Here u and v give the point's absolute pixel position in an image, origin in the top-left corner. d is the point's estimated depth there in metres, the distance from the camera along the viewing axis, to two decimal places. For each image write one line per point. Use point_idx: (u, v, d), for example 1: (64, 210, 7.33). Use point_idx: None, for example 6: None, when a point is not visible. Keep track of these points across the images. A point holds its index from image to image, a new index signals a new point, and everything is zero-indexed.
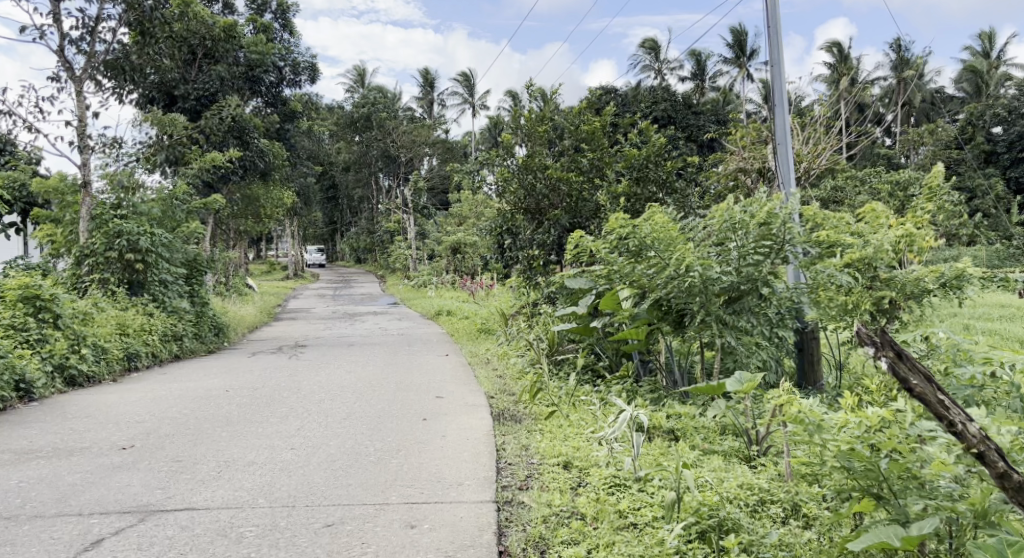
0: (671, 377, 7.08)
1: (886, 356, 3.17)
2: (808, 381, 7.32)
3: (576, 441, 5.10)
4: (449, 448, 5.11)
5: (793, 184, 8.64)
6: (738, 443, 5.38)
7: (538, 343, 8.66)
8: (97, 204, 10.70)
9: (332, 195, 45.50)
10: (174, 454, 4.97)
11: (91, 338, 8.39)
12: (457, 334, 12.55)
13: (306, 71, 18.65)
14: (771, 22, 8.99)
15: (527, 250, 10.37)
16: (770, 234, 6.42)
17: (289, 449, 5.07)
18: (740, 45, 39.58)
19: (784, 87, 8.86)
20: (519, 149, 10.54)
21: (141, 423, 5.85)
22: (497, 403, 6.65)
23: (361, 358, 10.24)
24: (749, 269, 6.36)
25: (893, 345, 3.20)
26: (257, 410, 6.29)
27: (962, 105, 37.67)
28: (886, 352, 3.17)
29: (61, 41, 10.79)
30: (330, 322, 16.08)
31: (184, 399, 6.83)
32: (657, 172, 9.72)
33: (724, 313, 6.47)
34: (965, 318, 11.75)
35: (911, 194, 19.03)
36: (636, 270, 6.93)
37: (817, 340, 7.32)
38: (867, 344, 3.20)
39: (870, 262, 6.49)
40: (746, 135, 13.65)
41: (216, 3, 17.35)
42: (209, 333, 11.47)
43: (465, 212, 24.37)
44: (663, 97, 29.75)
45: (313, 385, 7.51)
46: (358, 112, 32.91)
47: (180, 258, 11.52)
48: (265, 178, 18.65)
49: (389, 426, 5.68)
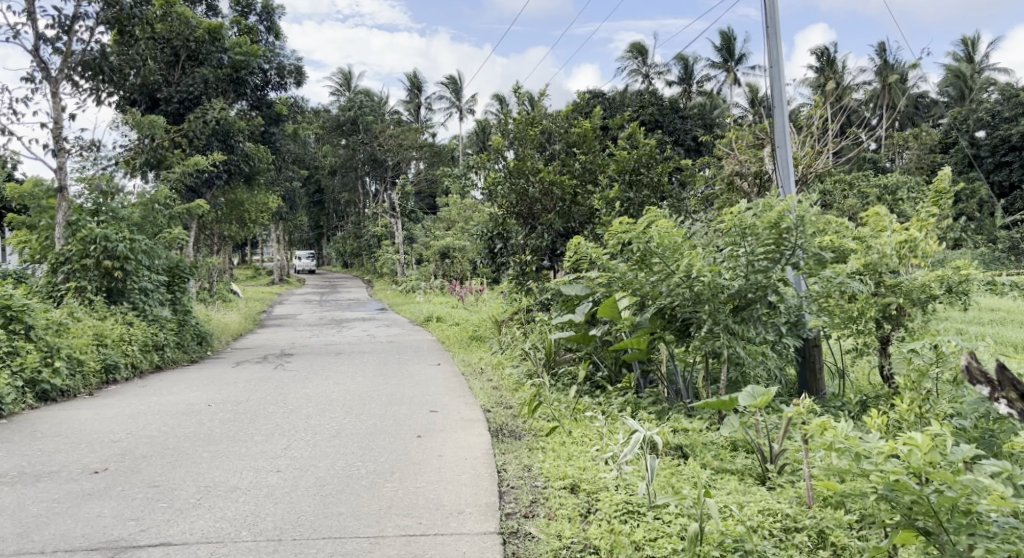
0: (675, 389, 6.76)
1: (1008, 398, 3.56)
2: (810, 391, 6.98)
3: (581, 461, 4.80)
4: (447, 470, 4.79)
5: (792, 187, 8.37)
6: (753, 461, 5.10)
7: (535, 353, 8.36)
8: (73, 209, 10.36)
9: (320, 200, 45.10)
10: (150, 478, 4.62)
11: (67, 350, 8.02)
12: (448, 341, 12.20)
13: (292, 74, 18.26)
14: (768, 21, 8.74)
15: (520, 256, 10.06)
16: (781, 240, 6.06)
17: (275, 472, 4.73)
18: (728, 49, 39.46)
19: (783, 89, 8.58)
20: (509, 152, 10.18)
21: (116, 442, 5.48)
22: (495, 418, 6.33)
23: (350, 368, 9.84)
24: (757, 277, 6.03)
25: (1013, 384, 3.57)
26: (241, 427, 5.94)
27: (947, 110, 37.62)
28: (1007, 394, 3.56)
29: (36, 41, 10.43)
30: (317, 328, 15.70)
31: (164, 415, 6.47)
32: (650, 175, 9.45)
33: (732, 321, 6.16)
34: (965, 323, 11.49)
35: (900, 198, 18.81)
36: (638, 278, 6.64)
37: (819, 349, 6.95)
38: (987, 389, 3.58)
39: (875, 267, 6.37)
40: (742, 138, 13.34)
41: (200, 4, 16.94)
42: (191, 342, 11.08)
43: (453, 216, 24.02)
44: (650, 101, 29.52)
45: (299, 399, 7.16)
46: (345, 116, 32.63)
47: (161, 265, 11.12)
48: (249, 183, 18.22)
49: (382, 445, 5.36)
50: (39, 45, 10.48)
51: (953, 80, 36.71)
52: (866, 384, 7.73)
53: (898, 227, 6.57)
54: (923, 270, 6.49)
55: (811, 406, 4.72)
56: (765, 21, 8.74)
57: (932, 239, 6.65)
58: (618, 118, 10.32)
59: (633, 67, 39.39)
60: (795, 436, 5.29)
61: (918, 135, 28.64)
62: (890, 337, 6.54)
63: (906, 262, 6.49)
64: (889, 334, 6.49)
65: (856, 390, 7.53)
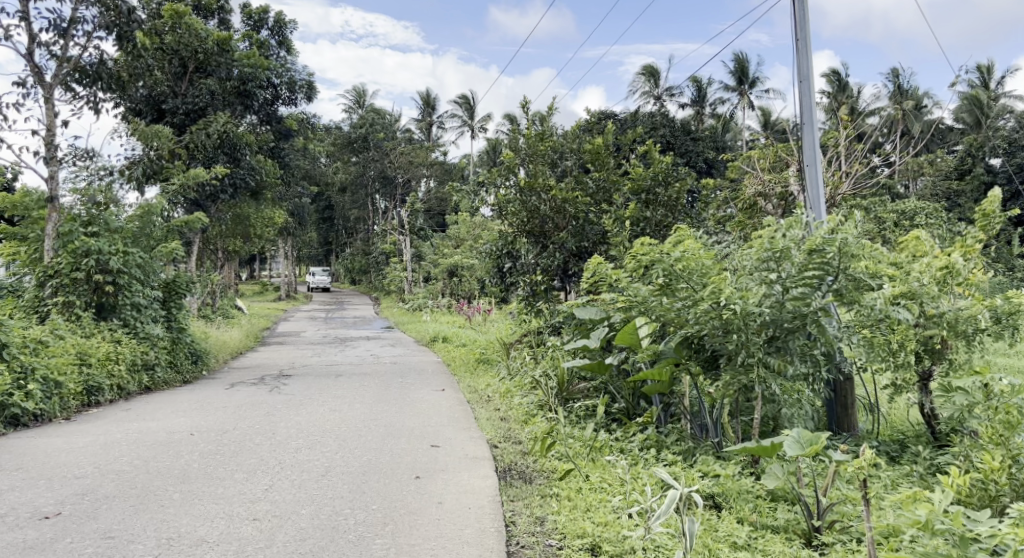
0: (701, 424, 6.10)
1: None
2: (843, 428, 6.32)
3: (602, 515, 4.24)
4: (447, 523, 4.23)
5: (823, 209, 7.71)
6: (797, 516, 4.49)
7: (546, 382, 7.73)
8: (64, 220, 9.85)
9: (328, 216, 44.57)
10: (105, 527, 4.07)
11: (42, 370, 7.51)
12: (453, 364, 11.60)
13: (303, 89, 17.69)
14: (797, 35, 8.20)
15: (530, 276, 9.46)
16: (824, 262, 5.40)
17: (250, 521, 4.17)
18: (742, 72, 38.95)
19: (814, 104, 7.97)
20: (520, 169, 9.60)
21: (79, 479, 4.91)
22: (502, 456, 5.72)
23: (349, 392, 9.21)
24: (794, 305, 5.35)
25: None
26: (221, 462, 5.36)
27: (963, 137, 36.93)
28: None
29: (31, 46, 10.08)
30: (320, 347, 15.13)
31: (140, 445, 5.91)
32: (666, 194, 8.94)
33: (765, 353, 5.47)
34: (998, 354, 10.85)
35: (921, 224, 18.17)
36: (661, 304, 5.95)
37: (852, 383, 6.29)
38: None
39: (915, 296, 5.86)
40: (766, 158, 12.74)
41: (212, 18, 16.57)
42: (186, 361, 10.50)
43: (463, 233, 23.47)
44: (662, 123, 28.97)
45: (291, 428, 6.57)
46: (356, 133, 32.26)
47: (156, 280, 10.58)
48: (255, 197, 17.78)
49: (375, 488, 4.77)
50: (35, 49, 10.14)
51: (967, 107, 35.82)
52: (903, 422, 7.10)
53: (939, 253, 6.07)
54: (968, 299, 5.99)
55: (868, 457, 4.12)
56: (793, 34, 8.20)
57: (978, 268, 6.08)
58: (632, 135, 9.76)
59: (645, 89, 38.95)
60: (843, 486, 4.73)
61: (933, 160, 28.02)
62: (931, 372, 6.02)
63: (949, 290, 6.01)
64: (930, 368, 5.98)
65: (895, 428, 6.89)
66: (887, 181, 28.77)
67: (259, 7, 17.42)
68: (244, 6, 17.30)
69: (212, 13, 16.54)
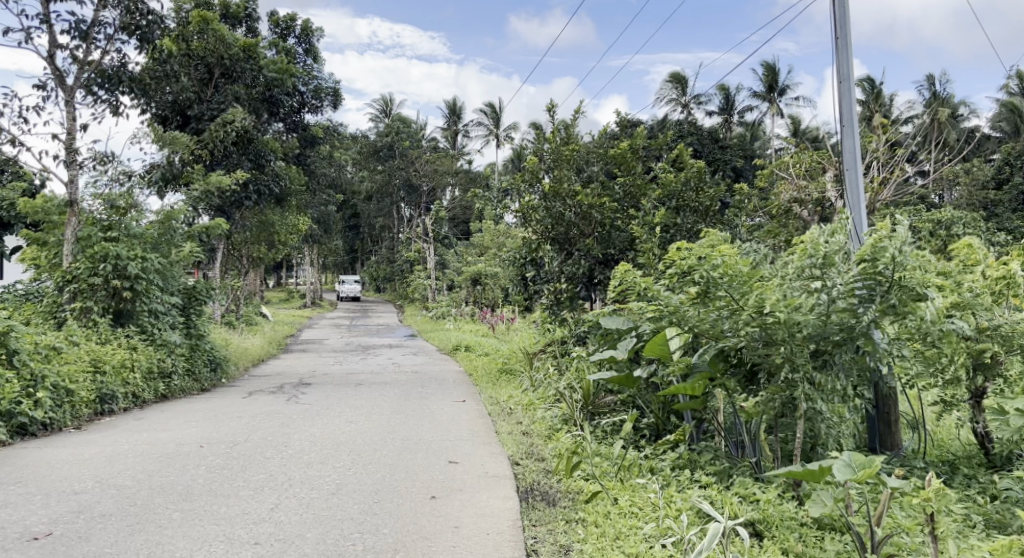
0: (737, 442, 5.70)
1: None
2: (887, 448, 5.80)
3: (632, 545, 3.91)
4: (462, 550, 3.91)
5: (864, 215, 7.26)
6: (847, 548, 4.13)
7: (571, 395, 7.36)
8: (84, 225, 9.62)
9: (353, 224, 44.43)
10: (96, 550, 3.81)
11: (53, 378, 7.31)
12: (475, 374, 11.27)
13: (328, 96, 17.52)
14: (837, 33, 7.80)
15: (554, 283, 9.11)
16: (876, 272, 4.86)
17: (251, 546, 3.90)
18: (772, 80, 38.31)
19: (856, 104, 7.53)
20: (545, 176, 9.26)
21: (78, 495, 4.65)
22: (524, 475, 5.37)
23: (367, 402, 8.91)
24: (839, 316, 4.95)
25: None
26: (229, 477, 5.08)
27: (1000, 145, 36.01)
28: None
29: (53, 50, 9.98)
30: (341, 355, 14.89)
31: (146, 458, 5.65)
32: (696, 199, 8.57)
33: (810, 367, 5.07)
34: None
35: (960, 234, 17.56)
36: (696, 313, 5.57)
37: (896, 397, 5.76)
38: None
39: (971, 309, 5.36)
40: (801, 164, 12.27)
41: (239, 26, 16.44)
42: (204, 369, 10.26)
43: (487, 242, 23.17)
44: (691, 130, 28.48)
45: (304, 442, 6.28)
46: (381, 141, 32.11)
47: (176, 285, 10.40)
48: (279, 204, 17.64)
49: (387, 509, 4.44)
50: (57, 53, 10.04)
51: (1005, 115, 34.95)
52: (951, 442, 6.65)
53: (994, 261, 5.63)
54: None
55: (930, 484, 3.74)
56: (833, 32, 7.80)
57: None
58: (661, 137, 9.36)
59: (672, 97, 38.45)
60: (896, 515, 4.34)
61: (970, 169, 27.26)
62: (984, 390, 5.61)
63: (1003, 302, 5.58)
64: (983, 386, 5.58)
65: (943, 448, 6.44)
66: (923, 191, 28.03)
67: (286, 15, 17.29)
68: (271, 14, 17.21)
69: (240, 21, 16.42)
